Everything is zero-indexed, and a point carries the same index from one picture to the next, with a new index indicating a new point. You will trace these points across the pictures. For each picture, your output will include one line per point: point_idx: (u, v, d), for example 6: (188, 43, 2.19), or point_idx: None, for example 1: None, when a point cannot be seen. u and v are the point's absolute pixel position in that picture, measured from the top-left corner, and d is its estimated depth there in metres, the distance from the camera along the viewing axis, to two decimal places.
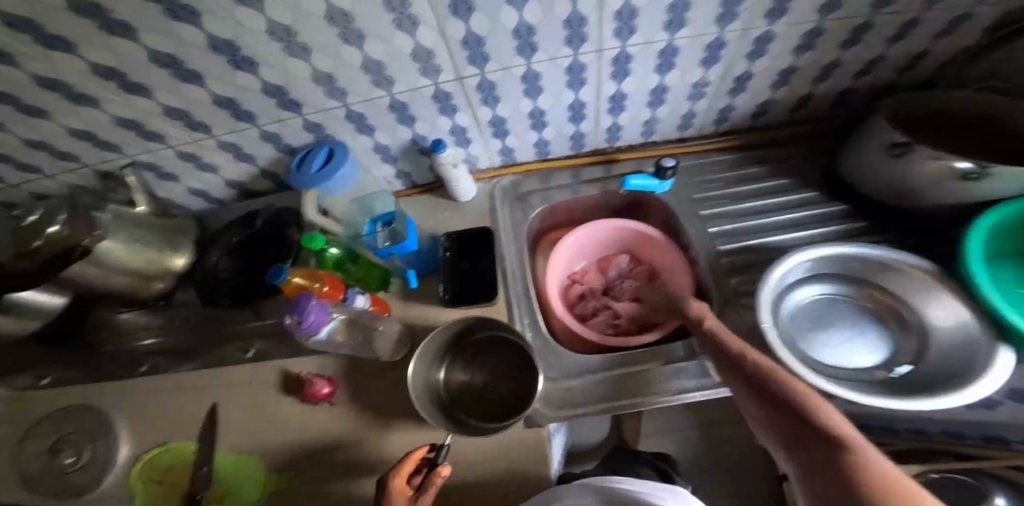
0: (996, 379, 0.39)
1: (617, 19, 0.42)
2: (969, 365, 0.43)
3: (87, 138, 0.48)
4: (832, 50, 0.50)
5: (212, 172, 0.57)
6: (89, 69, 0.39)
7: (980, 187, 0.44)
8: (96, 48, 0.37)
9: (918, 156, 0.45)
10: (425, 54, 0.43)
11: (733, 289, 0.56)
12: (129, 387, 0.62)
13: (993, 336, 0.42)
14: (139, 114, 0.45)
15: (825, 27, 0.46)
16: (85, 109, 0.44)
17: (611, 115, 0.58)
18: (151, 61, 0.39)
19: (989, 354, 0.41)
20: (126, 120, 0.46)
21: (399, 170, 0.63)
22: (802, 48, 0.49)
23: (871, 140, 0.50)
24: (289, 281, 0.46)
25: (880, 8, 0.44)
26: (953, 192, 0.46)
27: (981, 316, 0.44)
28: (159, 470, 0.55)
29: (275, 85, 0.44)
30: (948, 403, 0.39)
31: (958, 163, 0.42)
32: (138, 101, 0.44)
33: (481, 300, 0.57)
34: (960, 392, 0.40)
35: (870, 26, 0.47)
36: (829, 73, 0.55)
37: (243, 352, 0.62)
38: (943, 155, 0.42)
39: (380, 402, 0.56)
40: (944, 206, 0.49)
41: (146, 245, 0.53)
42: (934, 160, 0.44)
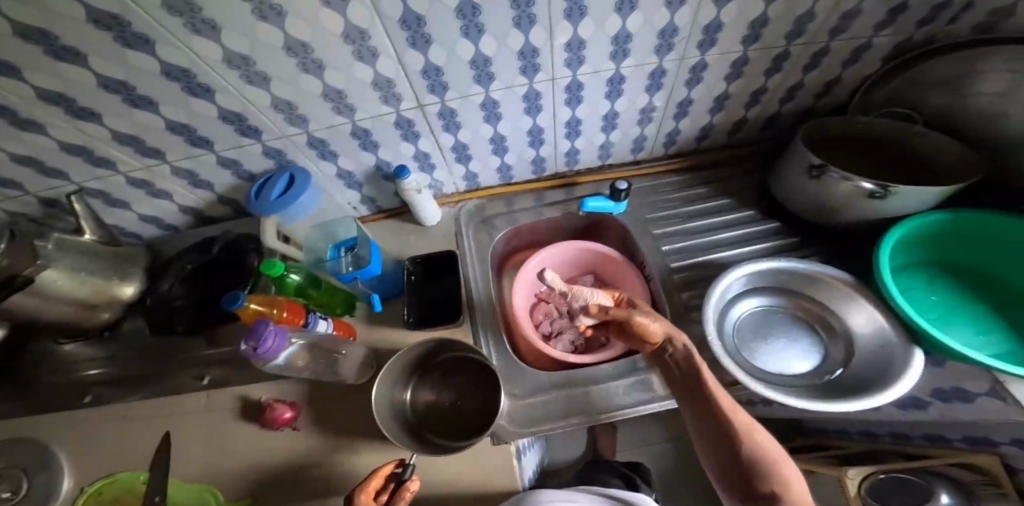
0: (912, 379, 0.45)
1: (567, 50, 0.45)
2: (888, 368, 0.49)
3: (33, 164, 0.46)
4: (758, 77, 0.55)
5: (165, 199, 0.55)
6: (35, 94, 0.38)
7: (885, 204, 0.51)
8: (44, 73, 0.36)
9: (830, 178, 0.51)
10: (384, 83, 0.45)
11: (684, 305, 0.60)
12: (74, 419, 0.59)
13: (906, 339, 0.48)
14: (88, 140, 0.44)
15: (750, 56, 0.51)
16: (29, 136, 0.42)
17: (568, 139, 0.61)
18: (102, 86, 0.38)
19: (905, 356, 0.47)
20: (73, 146, 0.44)
21: (364, 196, 0.64)
22: (732, 76, 0.54)
23: (794, 163, 0.56)
24: (246, 307, 0.44)
25: (793, 40, 0.49)
26: (864, 207, 0.52)
27: (894, 320, 0.50)
28: (106, 500, 0.52)
29: (234, 112, 0.44)
30: (874, 403, 0.44)
31: (862, 183, 0.48)
32: (86, 126, 0.42)
33: (446, 321, 0.58)
34: (882, 393, 0.45)
35: (788, 56, 0.52)
36: (757, 99, 0.60)
37: (197, 379, 0.61)
38: (852, 177, 0.48)
39: (346, 422, 0.56)
40: (859, 220, 0.55)
41: (93, 274, 0.50)
42: (845, 182, 0.50)
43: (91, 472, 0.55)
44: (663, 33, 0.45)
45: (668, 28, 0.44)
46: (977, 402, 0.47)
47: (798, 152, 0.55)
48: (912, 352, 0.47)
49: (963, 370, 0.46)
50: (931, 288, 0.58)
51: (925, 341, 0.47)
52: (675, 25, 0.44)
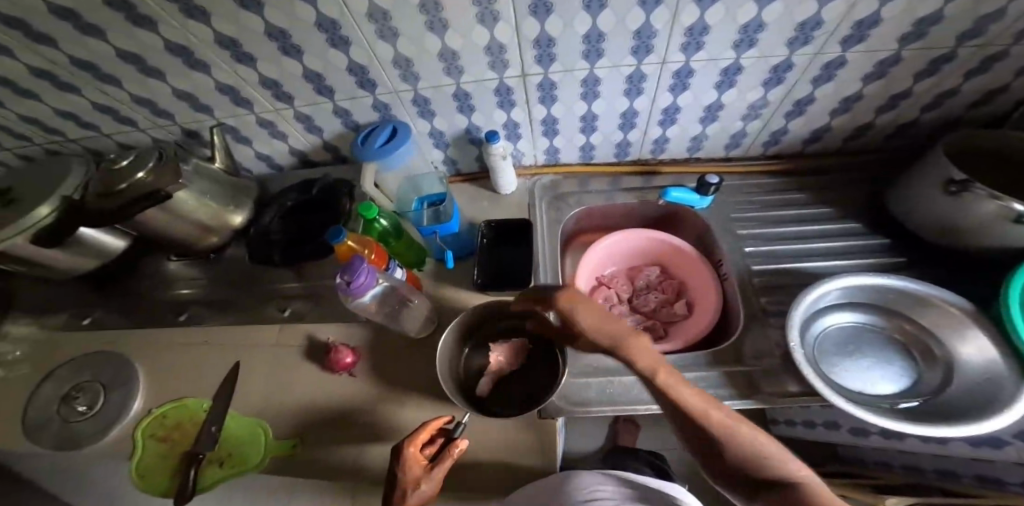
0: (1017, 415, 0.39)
1: (685, 34, 0.46)
2: (992, 403, 0.43)
3: (187, 99, 0.52)
4: (904, 80, 0.52)
5: (281, 140, 0.61)
6: (213, 39, 0.44)
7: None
8: (226, 19, 0.41)
9: (972, 196, 0.46)
10: (496, 48, 0.47)
11: (761, 308, 0.57)
12: (166, 334, 0.65)
13: (1017, 375, 0.42)
14: (238, 83, 0.50)
15: (903, 56, 0.48)
16: (196, 76, 0.49)
17: (661, 127, 0.62)
18: (265, 34, 0.44)
19: (1013, 391, 0.41)
20: (225, 86, 0.50)
21: (447, 157, 0.67)
22: (872, 76, 0.52)
23: (928, 178, 0.51)
24: (344, 243, 0.47)
25: (966, 40, 0.46)
26: (1010, 232, 0.46)
27: (1010, 355, 0.44)
28: (165, 427, 0.56)
29: (360, 65, 0.49)
30: (980, 428, 0.40)
31: (1014, 205, 0.43)
32: (242, 70, 0.48)
33: (513, 286, 0.59)
34: (976, 425, 0.40)
35: (951, 59, 0.48)
36: (897, 103, 0.56)
37: (282, 311, 0.65)
38: (1003, 196, 0.43)
39: (399, 373, 0.57)
40: (996, 247, 0.49)
41: (215, 198, 0.55)
42: (992, 201, 0.44)
43: (160, 397, 0.59)
44: (803, 26, 0.44)
45: (812, 21, 0.43)
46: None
47: (937, 167, 0.50)
48: (1023, 388, 0.41)
49: None
50: None
51: None
52: (820, 18, 0.43)
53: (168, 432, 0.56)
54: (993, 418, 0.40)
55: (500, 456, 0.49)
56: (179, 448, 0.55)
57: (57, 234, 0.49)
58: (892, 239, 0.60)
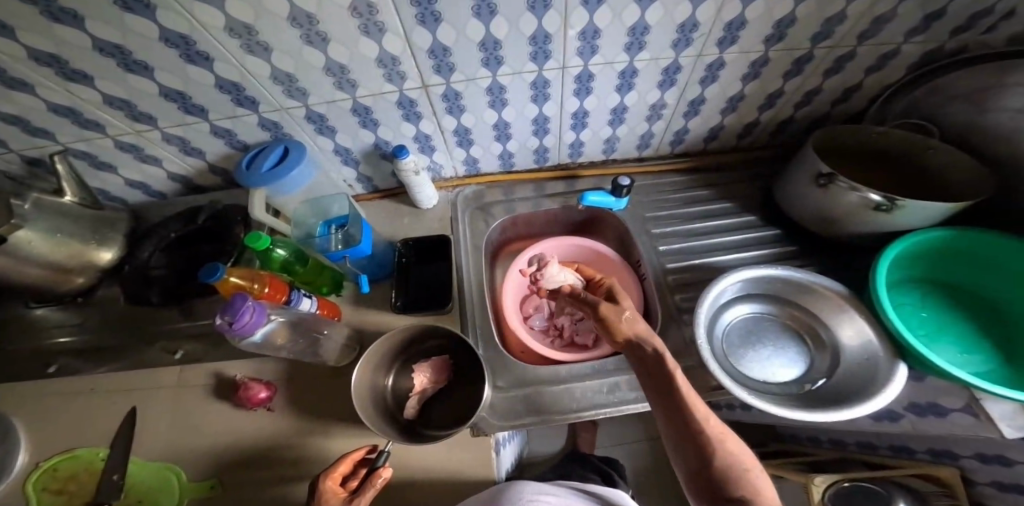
0: (894, 393, 0.45)
1: (580, 39, 0.44)
2: (872, 381, 0.48)
3: (15, 123, 0.44)
4: (777, 79, 0.55)
5: (154, 164, 0.54)
6: (25, 55, 0.37)
7: (892, 218, 0.50)
8: (35, 33, 0.35)
9: (839, 188, 0.50)
10: (389, 61, 0.44)
11: (677, 307, 0.60)
12: (46, 388, 0.57)
13: (891, 356, 0.48)
14: (76, 102, 0.43)
15: (771, 56, 0.51)
16: (14, 95, 0.41)
17: (574, 131, 0.61)
18: (95, 49, 0.37)
19: (889, 371, 0.47)
20: (60, 107, 0.43)
21: (359, 174, 0.63)
22: (749, 77, 0.54)
23: (804, 170, 0.56)
24: (226, 280, 0.43)
25: (819, 42, 0.49)
26: (873, 219, 0.51)
27: (883, 336, 0.50)
28: (58, 479, 0.49)
29: (231, 82, 0.43)
30: (866, 409, 0.45)
31: (870, 195, 0.48)
32: (78, 90, 0.41)
33: (434, 308, 0.57)
34: (863, 407, 0.45)
35: (810, 59, 0.52)
36: (773, 102, 0.60)
37: (171, 355, 0.58)
38: (861, 188, 0.48)
39: (326, 408, 0.54)
40: (864, 233, 0.55)
41: (71, 235, 0.49)
42: (853, 192, 0.49)
43: (43, 450, 0.52)
44: (682, 27, 0.44)
45: (689, 23, 0.44)
46: (950, 416, 0.49)
47: (808, 160, 0.54)
48: (896, 368, 0.47)
49: (938, 387, 0.49)
50: (921, 304, 0.59)
51: (912, 357, 0.46)
52: (696, 19, 0.43)
53: (58, 486, 0.49)
54: (875, 396, 0.46)
55: (437, 480, 0.48)
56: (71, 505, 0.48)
57: None
58: (785, 230, 0.65)
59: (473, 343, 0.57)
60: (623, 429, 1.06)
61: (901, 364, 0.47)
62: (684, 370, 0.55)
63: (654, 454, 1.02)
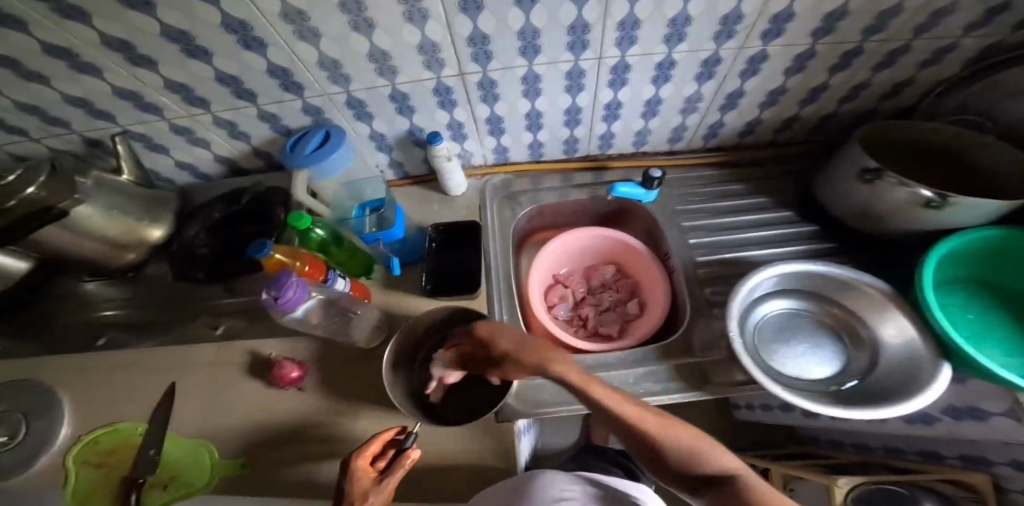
0: (936, 393, 0.43)
1: (619, 29, 0.45)
2: (913, 381, 0.46)
3: (82, 105, 0.47)
4: (822, 72, 0.54)
5: (203, 147, 0.57)
6: (100, 41, 0.39)
7: (939, 214, 0.49)
8: (111, 19, 0.37)
9: (886, 183, 0.49)
10: (430, 47, 0.45)
11: (706, 299, 0.59)
12: (92, 358, 0.60)
13: (935, 355, 0.46)
14: (139, 86, 0.45)
15: (817, 49, 0.50)
16: (85, 79, 0.44)
17: (605, 122, 0.62)
18: (162, 35, 0.39)
19: (932, 371, 0.45)
20: (124, 91, 0.46)
21: (392, 160, 0.64)
22: (791, 71, 0.54)
23: (847, 164, 0.54)
24: (272, 256, 0.44)
25: (871, 35, 0.48)
26: (921, 217, 0.50)
27: (926, 335, 0.47)
28: (98, 452, 0.51)
29: (281, 67, 0.45)
30: (905, 408, 0.43)
31: (921, 191, 0.46)
32: (142, 74, 0.44)
33: (462, 292, 0.58)
34: (902, 406, 0.43)
35: (859, 53, 0.51)
36: (817, 95, 0.59)
37: (214, 328, 0.60)
38: (911, 182, 0.46)
39: (353, 387, 0.55)
40: (909, 230, 0.53)
41: (125, 211, 0.51)
42: (902, 187, 0.48)
43: (88, 421, 0.55)
44: (726, 19, 0.44)
45: (733, 14, 0.44)
46: (990, 420, 0.47)
47: (853, 154, 0.53)
48: (940, 368, 0.44)
49: (985, 388, 0.46)
50: (967, 305, 0.57)
51: (957, 357, 0.44)
52: (741, 11, 0.43)
53: (98, 459, 0.51)
54: (915, 396, 0.44)
55: (461, 463, 0.49)
56: (111, 476, 0.49)
57: None
58: (820, 225, 0.64)
59: None
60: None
61: (946, 365, 0.45)
62: (711, 362, 0.54)
63: None
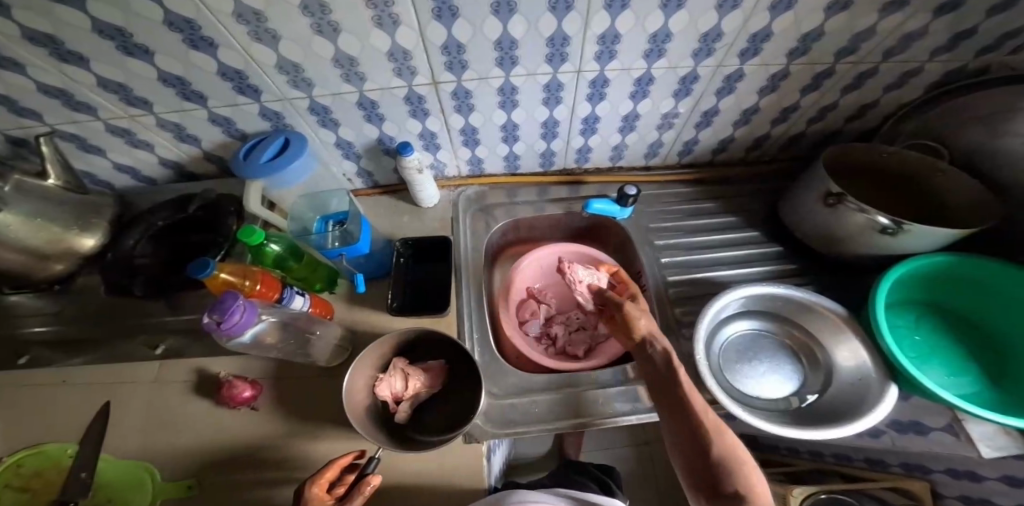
0: (882, 413, 0.45)
1: (599, 43, 0.44)
2: (863, 400, 0.48)
3: (3, 103, 0.42)
4: (793, 93, 0.55)
5: (146, 150, 0.52)
6: (22, 36, 0.35)
7: (895, 240, 0.51)
8: (30, 12, 0.33)
9: (847, 208, 0.50)
10: (401, 54, 0.42)
11: (676, 319, 0.60)
12: (14, 380, 0.54)
13: (884, 376, 0.48)
14: (69, 84, 0.41)
15: (791, 70, 0.51)
16: (1, 73, 0.39)
17: (583, 136, 0.61)
18: (94, 31, 0.35)
19: (879, 391, 0.47)
20: (52, 88, 0.41)
21: (360, 168, 0.61)
22: (766, 89, 0.54)
23: (812, 189, 0.56)
24: (215, 276, 0.40)
25: (842, 57, 0.49)
26: (879, 242, 0.52)
27: (877, 358, 0.50)
28: (18, 477, 0.46)
29: (234, 69, 0.41)
30: (855, 428, 0.45)
31: (879, 217, 0.48)
32: (72, 71, 0.39)
33: (432, 311, 0.56)
34: (853, 425, 0.45)
35: (830, 74, 0.52)
36: (788, 115, 0.60)
37: (152, 349, 0.56)
38: (869, 209, 0.48)
39: (312, 410, 0.52)
40: (867, 255, 0.55)
41: (51, 221, 0.46)
42: (861, 214, 0.49)
43: (8, 445, 0.49)
44: (706, 36, 0.44)
45: (713, 32, 0.43)
46: (930, 434, 0.49)
47: (817, 179, 0.54)
48: (887, 388, 0.47)
49: (924, 405, 0.49)
50: (915, 326, 0.59)
51: (904, 378, 0.47)
52: (721, 29, 0.43)
53: (17, 488, 0.45)
54: (864, 416, 0.46)
55: (423, 489, 0.47)
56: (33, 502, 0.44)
57: None
58: (787, 247, 0.65)
59: (470, 349, 0.55)
60: (611, 435, 1.04)
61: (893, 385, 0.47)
62: None
63: (640, 464, 1.02)
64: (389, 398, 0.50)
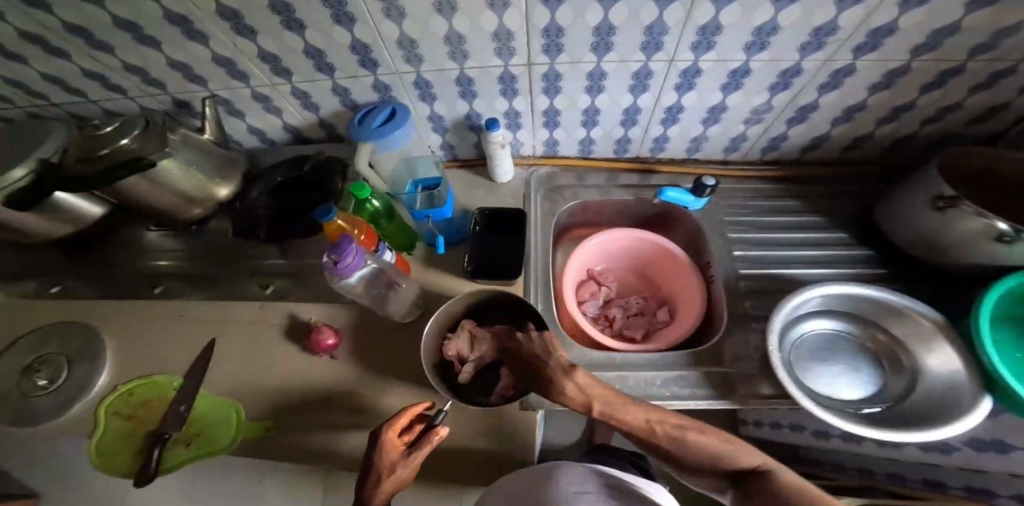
0: (971, 422, 0.41)
1: (698, 34, 0.46)
2: (950, 406, 0.45)
3: (182, 69, 0.52)
4: (910, 91, 0.53)
5: (275, 115, 0.60)
6: (217, 13, 0.44)
7: (1011, 249, 0.46)
8: None
9: (959, 212, 0.46)
10: (504, 34, 0.47)
11: (743, 310, 0.58)
12: (143, 302, 0.63)
13: (977, 386, 0.44)
14: (236, 55, 0.49)
15: (913, 66, 0.49)
16: (191, 44, 0.48)
17: (663, 125, 0.63)
18: (268, 7, 0.43)
19: (971, 402, 0.43)
20: (223, 59, 0.50)
21: (445, 141, 0.67)
22: (880, 85, 0.52)
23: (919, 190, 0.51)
24: (334, 222, 0.46)
25: (978, 54, 0.46)
26: (991, 249, 0.47)
27: (973, 369, 0.45)
28: (128, 405, 0.54)
29: (363, 43, 0.48)
30: (939, 434, 0.41)
31: (998, 223, 0.43)
32: (241, 44, 0.48)
33: (502, 276, 0.59)
34: (938, 431, 0.42)
35: (959, 71, 0.49)
36: (898, 115, 0.57)
37: (262, 289, 0.63)
38: (988, 213, 0.44)
39: (380, 357, 0.56)
40: (973, 264, 0.51)
41: (201, 170, 0.55)
42: (977, 218, 0.45)
43: (137, 354, 0.59)
44: (818, 31, 0.44)
45: (829, 26, 0.44)
46: (1014, 454, 0.44)
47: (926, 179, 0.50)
48: (980, 400, 0.42)
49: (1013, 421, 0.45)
50: (1016, 343, 0.53)
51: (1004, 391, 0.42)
52: (836, 24, 0.43)
53: (132, 409, 0.54)
54: (950, 423, 0.42)
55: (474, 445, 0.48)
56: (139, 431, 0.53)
57: (38, 196, 0.46)
58: (877, 251, 0.62)
59: (534, 302, 0.58)
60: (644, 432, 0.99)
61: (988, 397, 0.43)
62: (737, 371, 0.53)
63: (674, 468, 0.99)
64: (455, 357, 0.52)
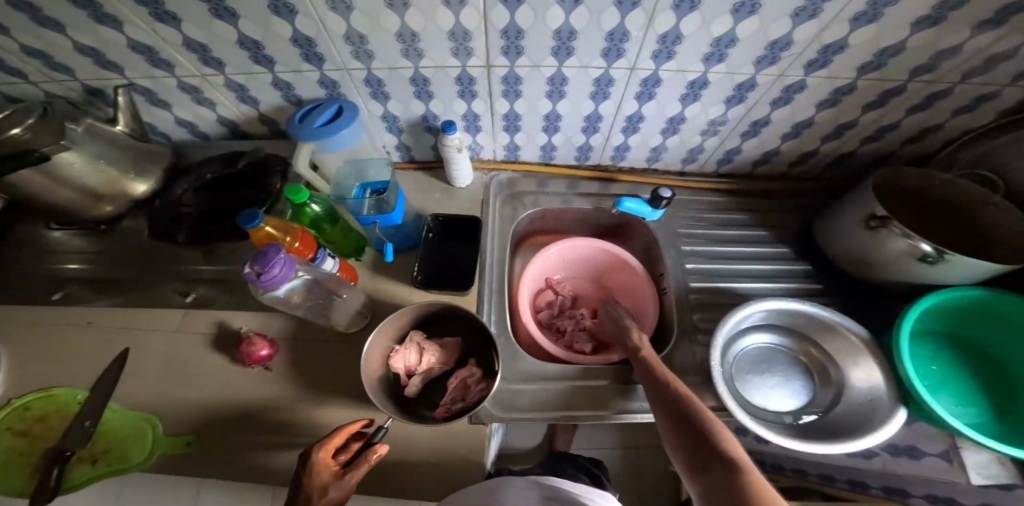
0: (887, 433, 0.44)
1: (659, 42, 0.45)
2: (870, 418, 0.48)
3: (91, 55, 0.46)
4: (855, 110, 0.55)
5: (207, 107, 0.55)
6: None
7: (931, 269, 0.49)
8: None
9: (889, 232, 0.49)
10: (460, 34, 0.45)
11: (692, 325, 0.59)
12: (45, 314, 0.55)
13: (894, 399, 0.47)
14: (156, 42, 0.44)
15: (860, 85, 0.50)
16: (101, 28, 0.43)
17: (623, 134, 0.63)
18: None
19: (887, 413, 0.46)
20: (140, 45, 0.45)
21: (400, 142, 0.64)
22: (827, 103, 0.54)
23: (854, 211, 0.54)
24: (262, 229, 0.42)
25: (918, 76, 0.49)
26: (916, 269, 0.50)
27: (892, 383, 0.49)
28: (24, 420, 0.48)
29: (305, 37, 0.44)
30: (859, 445, 0.44)
31: (922, 244, 0.46)
32: (162, 30, 0.43)
33: (454, 288, 0.57)
34: (859, 441, 0.44)
35: (901, 91, 0.52)
36: (842, 133, 0.60)
37: (182, 296, 0.57)
38: (914, 236, 0.46)
39: (319, 372, 0.52)
40: (900, 282, 0.54)
41: (112, 163, 0.49)
42: (903, 239, 0.48)
43: (31, 372, 0.52)
44: (773, 44, 0.45)
45: (783, 42, 0.44)
46: None
47: (862, 201, 0.53)
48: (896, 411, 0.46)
49: None
50: (932, 356, 0.58)
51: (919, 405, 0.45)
52: (791, 38, 0.44)
53: (29, 426, 0.48)
54: (869, 434, 0.45)
55: (416, 465, 0.46)
56: (33, 449, 0.47)
57: None
58: (817, 266, 0.65)
59: (487, 318, 0.56)
60: (602, 433, 0.98)
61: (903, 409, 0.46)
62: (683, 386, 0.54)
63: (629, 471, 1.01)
64: (402, 371, 0.50)
